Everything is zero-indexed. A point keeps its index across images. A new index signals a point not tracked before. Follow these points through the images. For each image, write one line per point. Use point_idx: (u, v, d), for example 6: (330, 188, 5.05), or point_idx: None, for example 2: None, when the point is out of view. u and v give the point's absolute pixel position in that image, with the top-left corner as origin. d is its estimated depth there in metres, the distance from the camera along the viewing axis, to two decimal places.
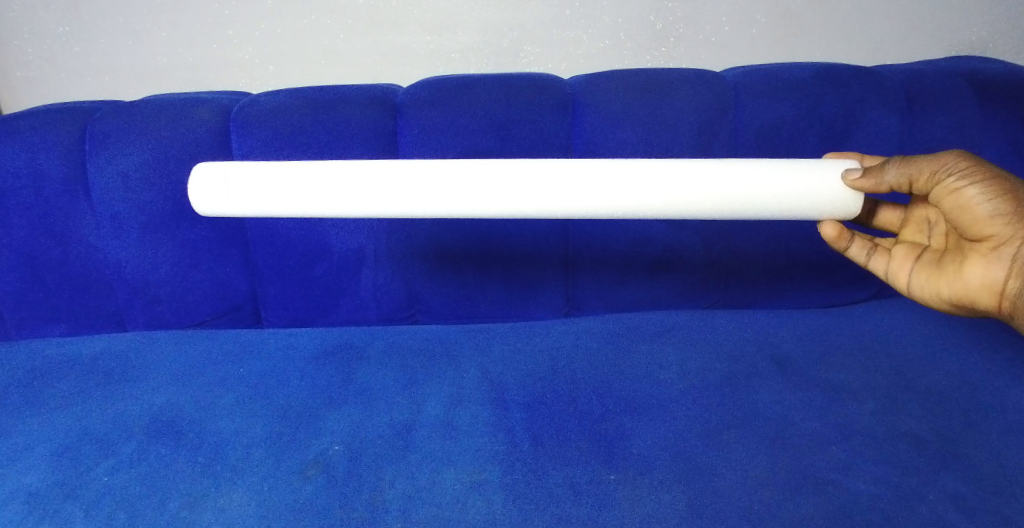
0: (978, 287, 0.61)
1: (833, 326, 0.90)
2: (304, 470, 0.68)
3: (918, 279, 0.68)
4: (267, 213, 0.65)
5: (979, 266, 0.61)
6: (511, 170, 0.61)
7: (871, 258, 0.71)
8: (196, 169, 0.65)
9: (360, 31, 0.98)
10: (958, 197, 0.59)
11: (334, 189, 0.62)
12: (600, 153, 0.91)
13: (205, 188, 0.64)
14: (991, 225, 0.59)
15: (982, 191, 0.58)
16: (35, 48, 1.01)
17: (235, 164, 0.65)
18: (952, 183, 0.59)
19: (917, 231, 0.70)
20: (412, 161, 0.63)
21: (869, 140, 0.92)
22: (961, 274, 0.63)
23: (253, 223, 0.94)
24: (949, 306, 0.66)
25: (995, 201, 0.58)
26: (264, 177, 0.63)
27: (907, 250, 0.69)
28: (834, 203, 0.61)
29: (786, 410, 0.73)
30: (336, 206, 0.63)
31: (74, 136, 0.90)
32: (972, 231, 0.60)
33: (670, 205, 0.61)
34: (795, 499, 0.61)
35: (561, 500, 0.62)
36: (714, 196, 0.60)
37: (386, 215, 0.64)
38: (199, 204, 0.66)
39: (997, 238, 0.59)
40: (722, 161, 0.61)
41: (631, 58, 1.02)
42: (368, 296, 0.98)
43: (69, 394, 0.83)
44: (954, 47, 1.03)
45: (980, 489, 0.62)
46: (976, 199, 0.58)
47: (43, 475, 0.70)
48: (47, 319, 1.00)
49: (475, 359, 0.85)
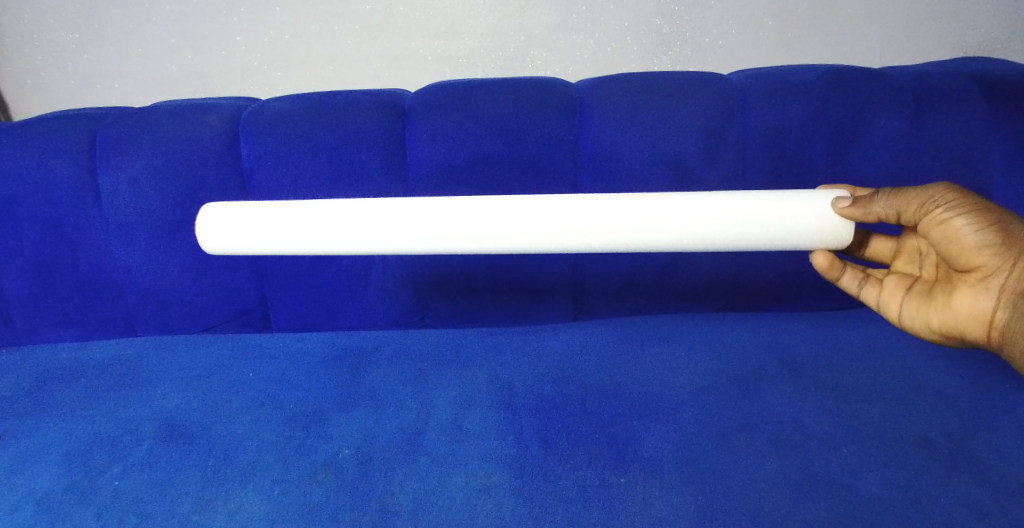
0: (967, 316, 0.64)
1: (842, 330, 0.90)
2: (314, 473, 0.68)
3: (909, 308, 0.70)
4: (273, 251, 0.68)
5: (968, 297, 0.64)
6: (515, 206, 0.63)
7: (863, 289, 0.74)
8: (204, 210, 0.68)
9: (368, 36, 0.99)
10: (946, 227, 0.63)
11: (342, 227, 0.64)
12: (607, 159, 0.91)
13: (213, 228, 0.66)
14: (979, 255, 0.62)
15: (969, 222, 0.62)
16: (46, 55, 1.02)
17: (242, 205, 0.67)
18: (941, 214, 0.63)
19: (908, 262, 0.74)
20: (418, 200, 0.65)
21: (878, 141, 0.91)
22: (950, 304, 0.66)
23: (268, 263, 0.96)
24: (939, 337, 0.68)
25: (982, 232, 0.62)
26: (268, 218, 0.66)
27: (897, 282, 0.73)
28: (825, 232, 0.63)
29: (795, 413, 0.73)
30: (339, 243, 0.65)
31: (84, 144, 0.91)
32: (961, 261, 0.64)
33: (673, 234, 0.62)
34: (806, 501, 0.61)
35: (571, 502, 0.62)
36: (711, 226, 0.62)
37: (391, 251, 0.66)
38: (206, 243, 0.68)
39: (985, 268, 0.63)
40: (718, 193, 0.64)
41: (638, 61, 1.02)
42: (376, 301, 0.99)
43: (79, 399, 0.84)
44: (960, 48, 1.02)
45: (991, 491, 0.62)
46: (963, 229, 0.62)
47: (54, 480, 0.70)
48: (58, 324, 1.01)
49: (484, 363, 0.85)
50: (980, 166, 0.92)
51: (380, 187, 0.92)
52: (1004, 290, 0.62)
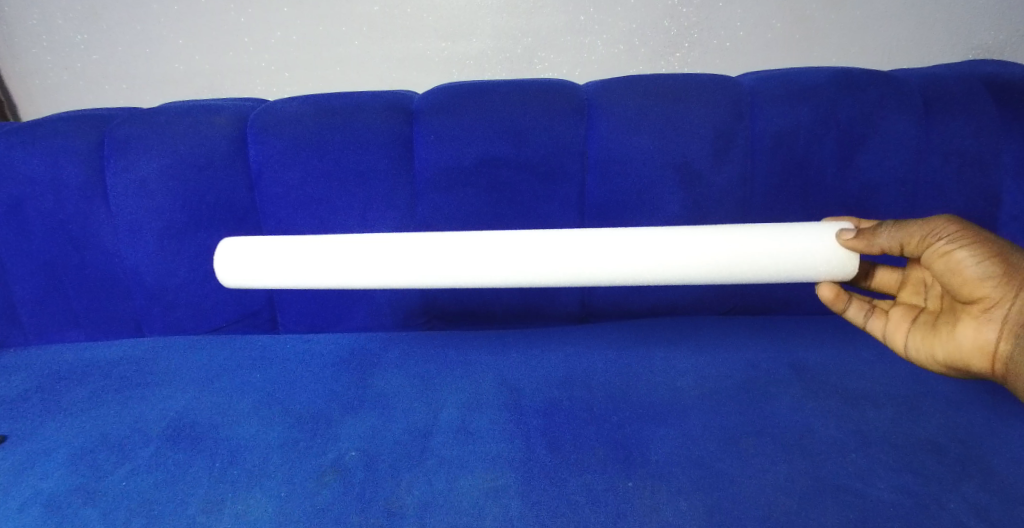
0: (971, 348, 0.66)
1: (851, 335, 0.89)
2: (322, 475, 0.68)
3: (914, 340, 0.72)
4: (285, 284, 0.73)
5: (971, 328, 0.66)
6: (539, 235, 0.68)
7: (869, 320, 0.76)
8: (223, 244, 0.74)
9: (376, 37, 0.99)
10: (949, 260, 0.64)
11: (365, 263, 0.70)
12: (616, 163, 0.91)
13: (229, 261, 0.72)
14: (981, 287, 0.63)
15: (971, 254, 0.63)
16: (54, 55, 1.02)
17: (257, 241, 0.73)
18: (943, 247, 0.64)
19: (913, 293, 0.75)
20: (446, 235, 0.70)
21: (888, 144, 0.91)
22: (954, 335, 0.67)
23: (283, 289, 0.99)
24: (945, 368, 0.70)
25: (984, 264, 0.63)
26: (280, 254, 0.71)
27: (903, 313, 0.74)
28: (830, 264, 0.67)
29: (803, 417, 0.73)
30: (363, 276, 0.71)
31: (94, 144, 0.91)
32: (964, 292, 0.65)
33: (689, 261, 0.67)
34: (815, 507, 0.61)
35: (579, 505, 0.62)
36: (722, 259, 0.66)
37: (396, 284, 0.72)
38: (223, 275, 0.74)
39: (988, 299, 0.64)
40: (728, 228, 0.68)
41: (645, 63, 1.02)
42: (385, 302, 0.99)
43: (87, 399, 0.84)
44: (970, 50, 1.02)
45: (1000, 498, 0.61)
46: (966, 261, 0.63)
47: (63, 479, 0.70)
48: (67, 324, 1.01)
49: (492, 366, 0.85)
50: (990, 170, 0.91)
51: (387, 189, 0.92)
52: (1007, 321, 0.63)
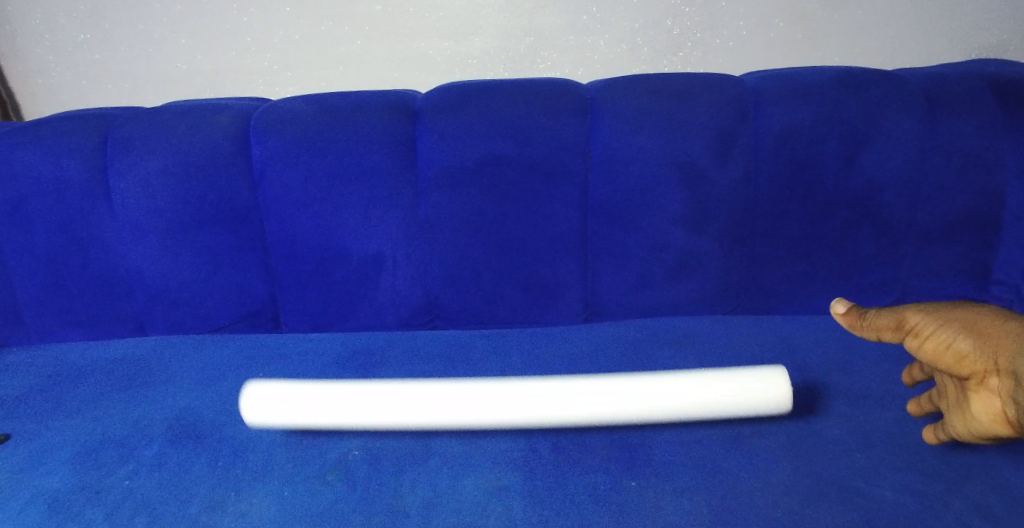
0: (986, 422, 0.59)
1: (854, 334, 0.89)
2: (324, 474, 0.68)
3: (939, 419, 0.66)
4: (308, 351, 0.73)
5: (976, 402, 0.60)
6: None
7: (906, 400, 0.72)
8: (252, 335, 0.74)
9: (378, 37, 0.99)
10: (930, 342, 0.64)
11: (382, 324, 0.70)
12: (619, 164, 0.91)
13: None
14: (967, 361, 0.60)
15: (945, 331, 0.62)
16: (57, 55, 1.02)
17: None
18: (920, 331, 0.65)
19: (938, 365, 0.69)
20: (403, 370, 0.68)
21: (891, 144, 0.91)
22: (966, 412, 0.61)
23: (285, 288, 0.99)
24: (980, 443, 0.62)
25: (960, 339, 0.61)
26: None
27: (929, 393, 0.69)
28: (762, 406, 0.64)
29: (807, 417, 0.73)
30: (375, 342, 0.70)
31: (96, 144, 0.91)
32: (956, 369, 0.62)
33: (626, 379, 0.65)
34: (818, 506, 0.60)
35: (582, 504, 0.62)
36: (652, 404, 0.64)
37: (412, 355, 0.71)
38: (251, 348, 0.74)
39: (979, 371, 0.60)
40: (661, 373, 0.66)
41: (648, 62, 1.02)
42: (387, 302, 0.98)
43: (90, 399, 0.84)
44: (973, 49, 1.01)
45: (1006, 497, 0.61)
46: (944, 340, 0.62)
47: (66, 478, 0.70)
48: (69, 324, 1.01)
49: (495, 365, 0.85)
50: (994, 169, 0.90)
51: (390, 189, 0.92)
52: (1002, 393, 0.58)
